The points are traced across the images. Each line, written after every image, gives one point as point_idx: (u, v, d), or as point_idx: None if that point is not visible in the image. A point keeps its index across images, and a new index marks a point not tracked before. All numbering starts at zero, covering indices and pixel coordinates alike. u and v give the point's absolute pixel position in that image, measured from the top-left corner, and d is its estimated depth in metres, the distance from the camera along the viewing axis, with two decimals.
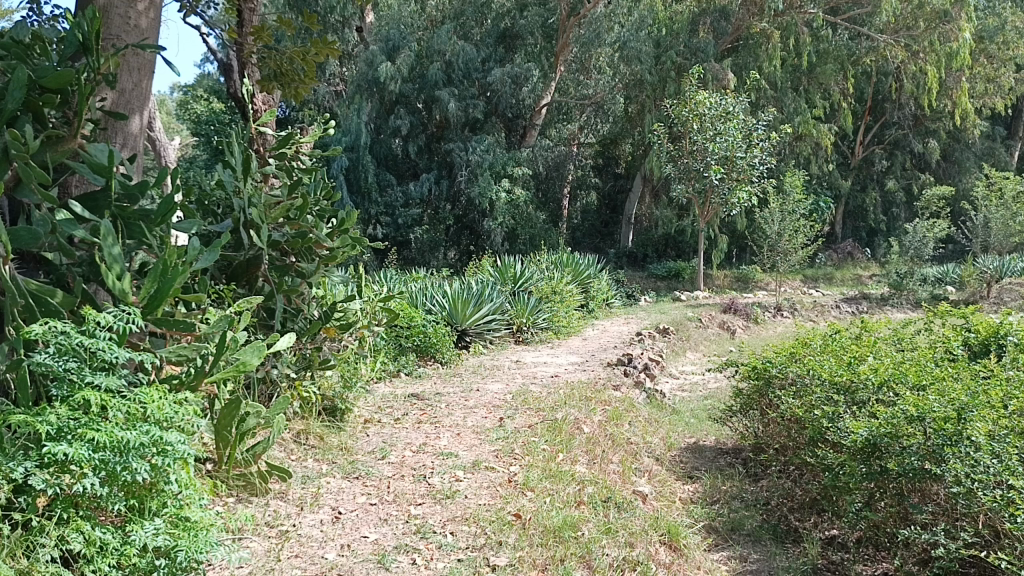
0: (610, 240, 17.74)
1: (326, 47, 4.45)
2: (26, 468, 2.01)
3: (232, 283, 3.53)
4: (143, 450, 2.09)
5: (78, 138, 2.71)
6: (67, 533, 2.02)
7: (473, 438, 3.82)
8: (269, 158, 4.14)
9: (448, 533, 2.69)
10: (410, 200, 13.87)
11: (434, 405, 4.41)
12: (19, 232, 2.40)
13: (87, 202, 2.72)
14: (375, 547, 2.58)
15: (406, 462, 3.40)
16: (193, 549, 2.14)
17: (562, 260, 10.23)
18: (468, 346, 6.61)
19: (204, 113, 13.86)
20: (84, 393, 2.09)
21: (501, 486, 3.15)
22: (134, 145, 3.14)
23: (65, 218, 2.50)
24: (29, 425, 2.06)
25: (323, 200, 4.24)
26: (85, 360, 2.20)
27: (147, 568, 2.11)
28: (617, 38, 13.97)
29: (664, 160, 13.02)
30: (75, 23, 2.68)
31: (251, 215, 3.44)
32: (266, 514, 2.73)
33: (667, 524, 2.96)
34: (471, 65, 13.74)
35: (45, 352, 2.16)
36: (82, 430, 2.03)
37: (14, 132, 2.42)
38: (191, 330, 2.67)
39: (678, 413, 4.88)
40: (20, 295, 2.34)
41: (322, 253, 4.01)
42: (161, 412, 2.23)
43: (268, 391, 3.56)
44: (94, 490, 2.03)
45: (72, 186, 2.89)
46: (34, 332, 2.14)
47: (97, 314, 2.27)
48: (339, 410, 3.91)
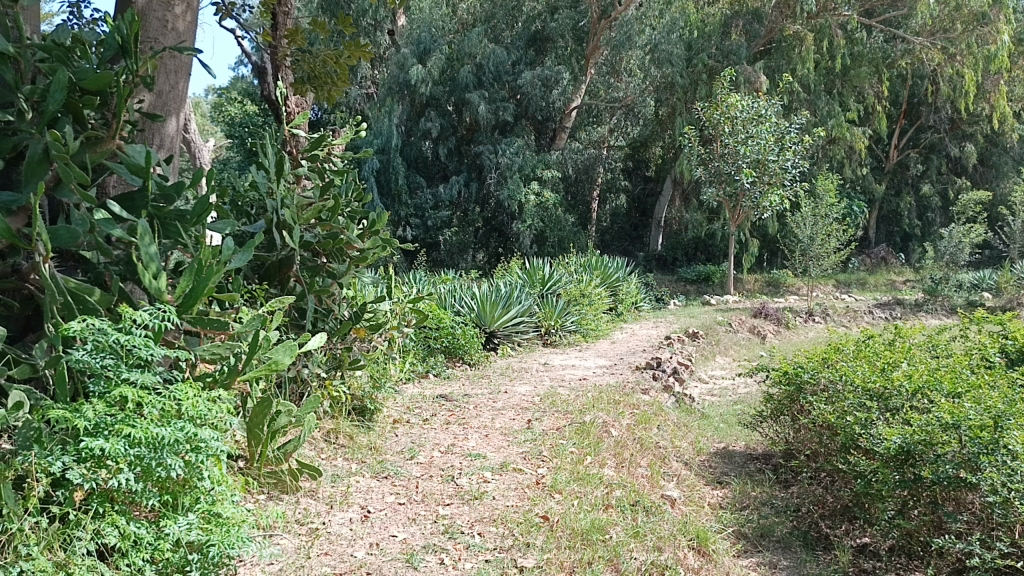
0: (639, 243, 17.68)
1: (360, 50, 4.46)
2: (64, 462, 2.05)
3: (264, 283, 3.58)
4: (177, 446, 2.12)
5: (116, 140, 2.75)
6: (102, 527, 2.05)
7: (501, 439, 3.83)
8: (302, 159, 4.18)
9: (476, 533, 2.70)
10: (440, 202, 13.93)
11: (462, 407, 4.43)
12: (59, 231, 2.44)
13: (125, 202, 2.77)
14: (404, 546, 2.59)
15: (435, 462, 3.42)
16: (225, 544, 2.17)
17: (592, 263, 10.20)
18: (496, 348, 6.63)
19: (238, 115, 14.06)
20: (120, 390, 2.12)
21: (529, 487, 3.15)
22: (170, 146, 3.20)
23: (104, 218, 2.55)
24: (68, 420, 2.10)
25: (354, 202, 4.27)
26: (121, 357, 2.24)
27: (180, 563, 2.14)
28: (649, 40, 13.95)
29: (695, 163, 12.95)
30: (114, 27, 2.73)
31: (284, 215, 3.49)
32: (296, 511, 2.76)
33: (696, 528, 2.94)
34: (502, 68, 13.78)
35: (83, 349, 2.20)
36: (119, 426, 2.07)
37: (54, 133, 2.47)
38: (225, 329, 2.71)
39: (707, 417, 4.85)
40: (59, 293, 2.38)
41: (353, 254, 4.05)
42: (195, 409, 2.25)
43: (299, 390, 3.60)
44: (129, 485, 2.06)
45: (110, 186, 2.94)
46: (73, 329, 2.18)
47: (134, 312, 2.31)
48: (368, 410, 3.93)
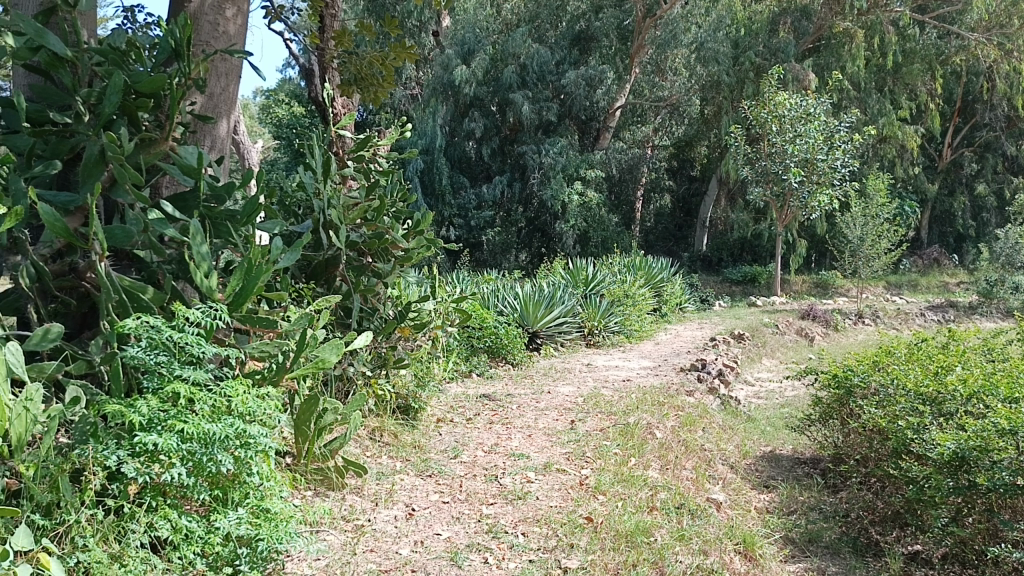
0: (684, 244, 17.53)
1: (405, 51, 4.47)
2: (119, 456, 2.10)
3: (311, 282, 3.61)
4: (227, 442, 2.16)
5: (169, 141, 2.80)
6: (155, 520, 2.10)
7: (544, 440, 3.82)
8: (348, 160, 4.23)
9: (519, 533, 2.70)
10: (483, 202, 13.97)
11: (506, 406, 4.43)
12: (114, 230, 2.50)
13: (178, 202, 2.83)
14: (448, 544, 2.60)
15: (478, 462, 3.43)
16: (273, 539, 2.20)
17: (636, 263, 10.13)
18: (539, 349, 6.63)
19: (285, 116, 14.27)
20: (173, 386, 2.17)
21: (573, 488, 3.14)
22: (221, 147, 3.26)
23: (157, 217, 2.61)
24: (122, 415, 2.16)
25: (399, 202, 4.30)
26: (174, 355, 2.29)
27: (229, 556, 2.18)
28: (694, 39, 13.83)
29: (741, 163, 12.80)
30: (168, 31, 2.79)
31: (330, 215, 3.53)
32: (342, 508, 2.79)
33: (743, 532, 2.90)
34: (546, 68, 13.77)
35: (138, 346, 2.26)
36: (172, 421, 2.11)
37: (110, 135, 2.53)
38: (274, 327, 2.75)
39: (754, 420, 4.79)
40: (114, 291, 2.44)
41: (398, 253, 4.08)
42: (244, 406, 2.29)
43: (345, 388, 3.64)
44: (181, 479, 2.11)
45: (163, 187, 3.01)
46: (128, 326, 2.24)
47: (187, 310, 2.36)
48: (413, 408, 3.96)
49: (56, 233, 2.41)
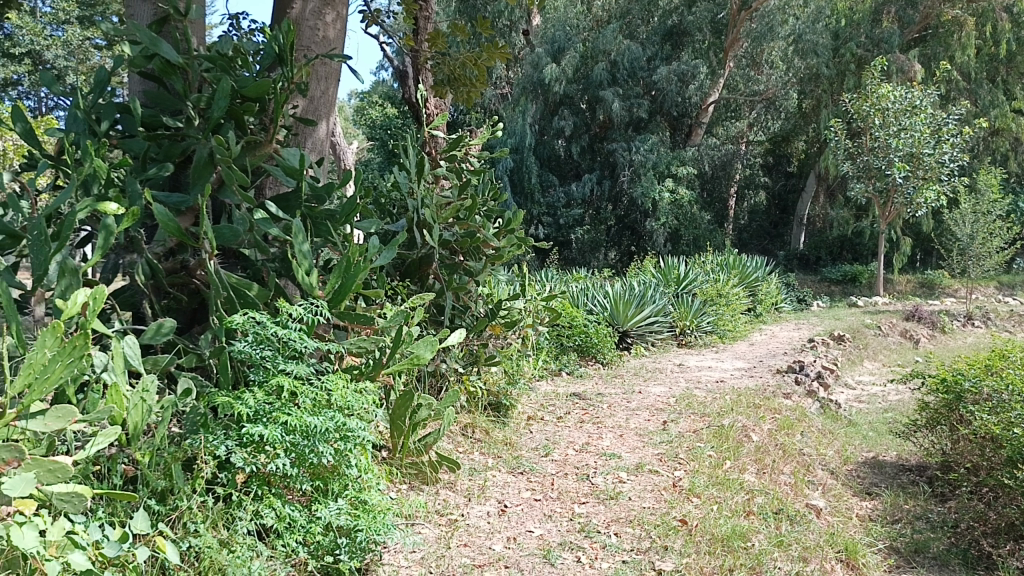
0: (778, 242, 17.07)
1: (498, 51, 4.50)
2: (228, 446, 2.19)
3: (404, 280, 3.71)
4: (327, 434, 2.23)
5: (273, 143, 2.90)
6: (260, 508, 2.17)
7: (636, 440, 3.79)
8: (441, 160, 4.28)
9: (612, 534, 2.69)
10: (572, 200, 13.94)
11: (596, 406, 4.42)
12: (222, 230, 2.60)
13: (281, 202, 2.92)
14: (541, 542, 2.62)
15: (569, 460, 3.43)
16: (371, 530, 2.26)
17: (729, 262, 9.91)
18: (630, 348, 6.57)
19: (379, 118, 14.59)
20: (277, 380, 2.25)
21: (666, 490, 3.11)
22: (321, 149, 3.35)
23: (262, 217, 2.71)
24: (230, 407, 2.25)
25: (491, 201, 4.33)
26: (278, 349, 2.37)
27: (329, 545, 2.25)
28: (792, 31, 13.46)
29: (840, 158, 12.37)
30: (272, 37, 2.88)
31: (423, 214, 3.59)
32: (436, 502, 2.84)
33: (845, 540, 2.81)
34: (637, 64, 13.63)
35: (245, 341, 2.35)
36: (276, 413, 2.19)
37: (218, 138, 2.64)
38: (371, 324, 2.81)
39: (854, 425, 4.63)
40: (222, 287, 2.54)
41: (489, 252, 4.11)
42: (343, 400, 2.35)
43: (438, 384, 3.70)
44: (285, 470, 2.18)
45: (267, 187, 3.12)
46: (235, 322, 2.33)
47: (290, 307, 2.44)
48: (503, 406, 4.00)
49: (170, 232, 2.53)
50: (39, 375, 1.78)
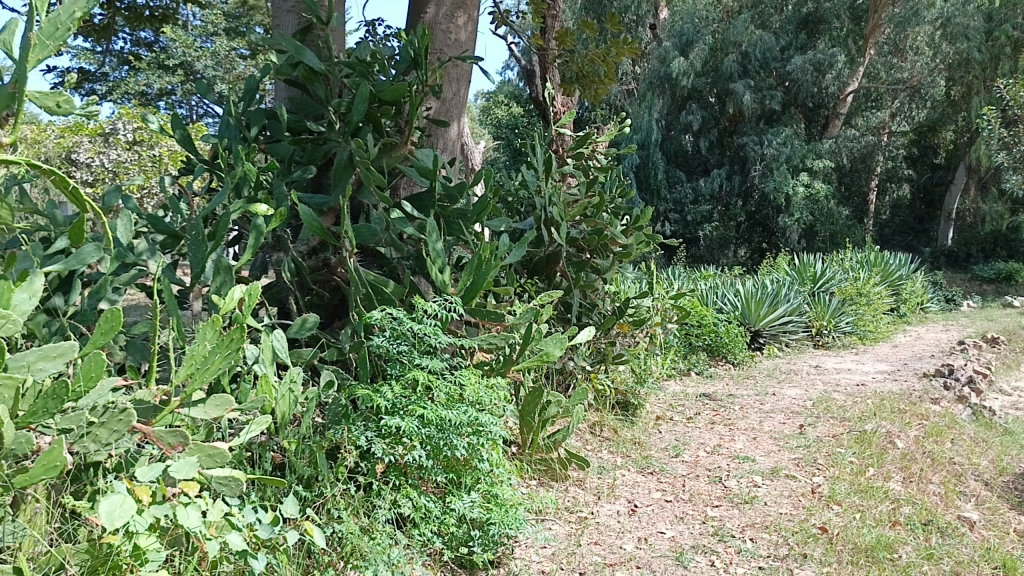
0: (922, 238, 16.13)
1: (627, 47, 4.46)
2: (368, 436, 2.27)
3: (532, 277, 3.74)
4: (461, 428, 2.29)
5: (408, 144, 3.01)
6: (398, 498, 2.24)
7: (771, 444, 3.68)
8: (568, 158, 4.29)
9: (747, 539, 2.62)
10: (700, 196, 13.67)
11: (727, 407, 4.32)
12: (361, 229, 2.70)
13: (415, 202, 3.01)
14: (673, 543, 2.59)
15: (701, 462, 3.37)
16: (504, 524, 2.31)
17: (869, 260, 9.45)
18: (762, 349, 6.38)
19: (505, 117, 14.76)
20: (414, 374, 2.32)
21: (803, 496, 3.00)
22: (452, 149, 3.43)
23: (398, 217, 2.79)
24: (370, 400, 2.33)
25: (619, 198, 4.30)
26: (414, 344, 2.44)
27: (463, 537, 2.32)
28: (939, 13, 12.69)
29: (993, 148, 11.56)
30: (408, 41, 2.96)
31: (552, 212, 3.61)
32: (566, 499, 2.86)
33: (1003, 557, 2.62)
34: (769, 55, 13.19)
35: (383, 336, 2.43)
36: (413, 406, 2.26)
37: (358, 141, 2.74)
38: (502, 321, 2.85)
39: (1013, 434, 4.32)
40: (361, 284, 2.64)
41: (617, 249, 4.08)
42: (476, 395, 2.41)
43: (566, 381, 3.71)
44: (421, 461, 2.25)
45: (401, 188, 3.22)
46: (374, 318, 2.41)
47: (425, 303, 2.51)
48: (632, 405, 3.97)
49: (313, 232, 2.64)
50: (200, 366, 1.90)
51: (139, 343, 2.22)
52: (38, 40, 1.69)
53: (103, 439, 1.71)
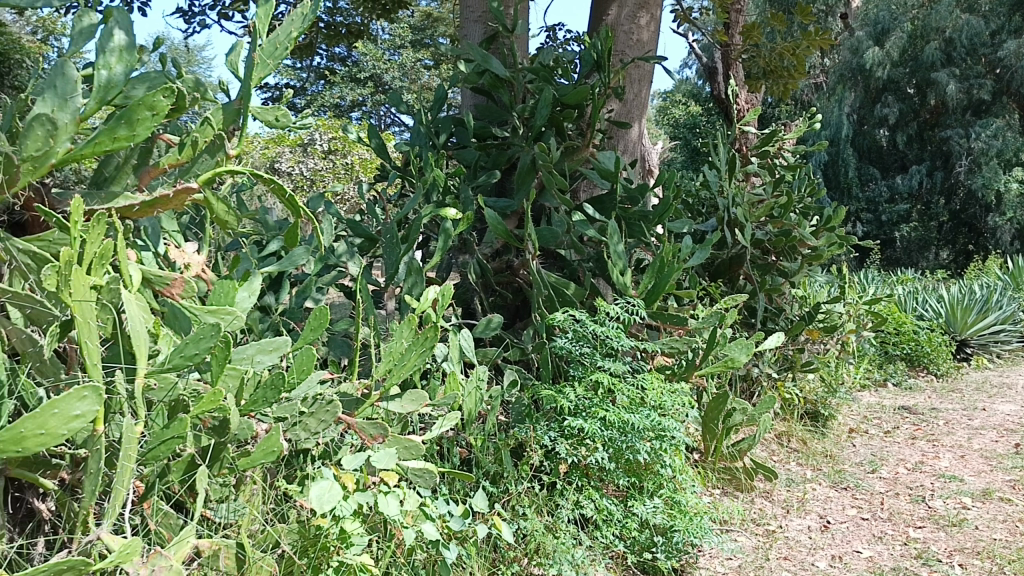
0: None
1: (818, 39, 4.34)
2: (552, 436, 2.29)
3: (714, 280, 3.62)
4: (644, 432, 2.27)
5: (590, 146, 2.99)
6: (581, 499, 2.24)
7: (982, 463, 3.38)
8: (753, 157, 4.14)
9: (956, 565, 2.42)
10: (896, 194, 12.84)
11: (930, 422, 4.01)
12: (543, 232, 2.72)
13: (596, 204, 3.00)
14: (870, 564, 2.44)
15: (901, 480, 3.15)
16: (688, 532, 2.25)
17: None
18: (970, 359, 5.89)
19: (683, 117, 14.49)
20: (596, 376, 2.31)
21: (1022, 523, 2.73)
22: (633, 151, 3.40)
23: (580, 219, 2.79)
24: (553, 400, 2.36)
25: (808, 198, 4.10)
26: (596, 346, 2.43)
27: (645, 542, 2.28)
28: None
29: None
30: (591, 44, 2.96)
31: (736, 214, 3.49)
32: (753, 511, 2.76)
33: None
34: (977, 39, 12.13)
35: (565, 337, 2.44)
36: (595, 408, 2.26)
37: (542, 145, 2.77)
38: (684, 324, 2.77)
39: None
40: (543, 286, 2.66)
41: (806, 252, 3.89)
42: (659, 399, 2.37)
43: (751, 388, 3.59)
44: (603, 464, 2.25)
45: (582, 190, 3.23)
46: (556, 319, 2.43)
47: (607, 305, 2.50)
48: (822, 416, 3.77)
49: (497, 234, 2.70)
50: (398, 362, 1.98)
51: (340, 340, 2.37)
52: (260, 60, 1.83)
53: (312, 427, 1.85)
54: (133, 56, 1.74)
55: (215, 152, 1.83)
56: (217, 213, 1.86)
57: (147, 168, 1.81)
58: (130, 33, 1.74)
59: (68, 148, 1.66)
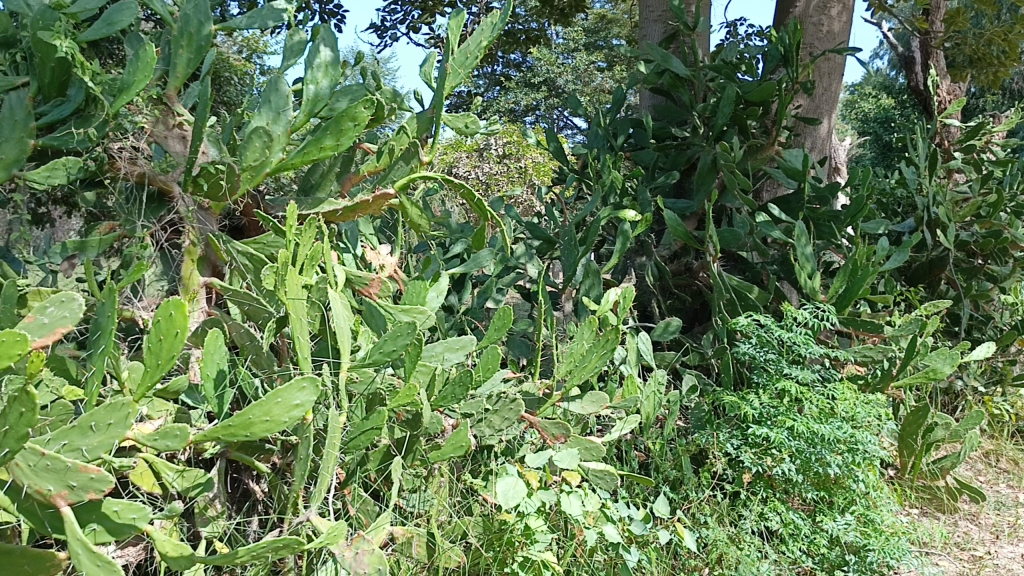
0: None
1: None
2: (735, 444, 2.22)
3: (912, 284, 3.36)
4: (835, 445, 2.15)
5: (775, 146, 2.90)
6: (765, 510, 2.15)
7: None
8: (957, 151, 3.83)
9: None
10: None
11: None
12: (725, 234, 2.63)
13: (782, 205, 2.87)
14: None
15: None
16: (884, 553, 2.10)
17: None
18: None
19: (872, 111, 13.65)
20: (783, 383, 2.21)
21: None
22: (821, 148, 3.24)
23: (764, 220, 2.67)
24: (736, 407, 2.28)
25: None
26: (782, 353, 2.32)
27: (837, 560, 2.15)
28: None
29: None
30: (778, 38, 2.83)
31: (937, 213, 3.24)
32: (956, 534, 2.56)
33: None
34: None
35: (749, 343, 2.35)
36: (782, 417, 2.17)
37: (724, 144, 2.69)
38: (878, 331, 2.60)
39: None
40: (725, 289, 2.57)
41: (1019, 254, 3.55)
42: (851, 410, 2.24)
43: (953, 402, 3.33)
44: (790, 475, 2.14)
45: (766, 190, 3.11)
46: (740, 324, 2.35)
47: (795, 310, 2.39)
48: None
49: (677, 236, 2.64)
50: (579, 363, 1.97)
51: (521, 340, 2.42)
52: (453, 70, 1.90)
53: (496, 425, 1.87)
54: (337, 70, 1.86)
55: (411, 160, 1.94)
56: (412, 217, 1.96)
57: (349, 175, 1.94)
58: (335, 48, 1.86)
59: (280, 157, 1.79)
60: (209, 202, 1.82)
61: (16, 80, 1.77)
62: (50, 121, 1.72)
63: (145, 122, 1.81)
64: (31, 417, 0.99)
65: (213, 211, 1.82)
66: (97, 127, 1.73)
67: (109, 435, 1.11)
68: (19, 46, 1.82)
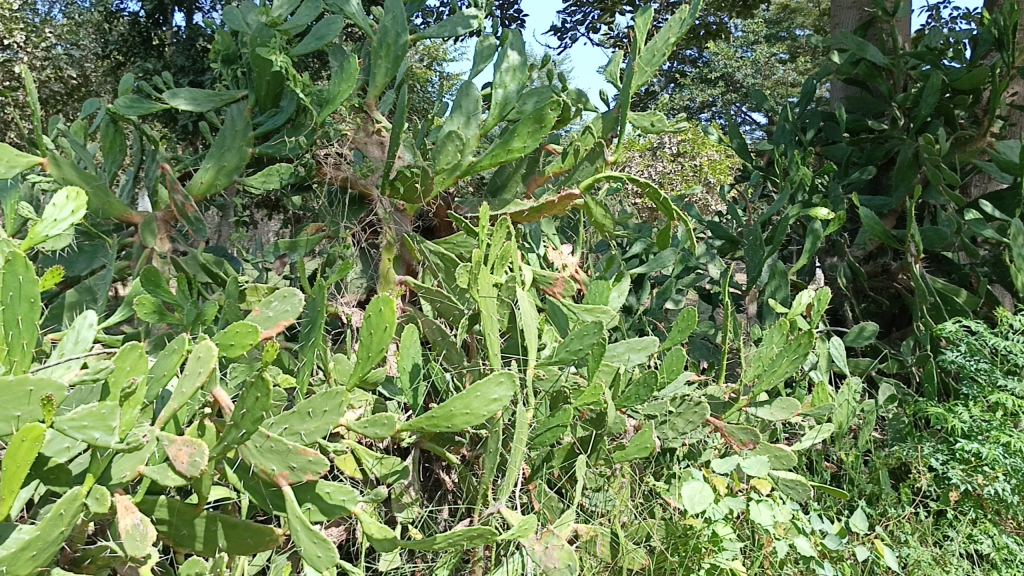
0: None
1: None
2: (940, 458, 2.06)
3: None
4: None
5: (987, 137, 2.63)
6: (975, 532, 1.97)
7: None
8: None
9: None
10: None
11: None
12: (928, 232, 2.43)
13: (994, 201, 2.63)
14: None
15: None
16: None
17: None
18: None
19: None
20: (997, 395, 2.02)
21: None
22: None
23: (975, 218, 2.45)
24: (942, 420, 2.12)
25: None
26: (995, 362, 2.13)
27: None
28: None
29: None
30: (993, 20, 2.59)
31: None
32: None
33: None
34: None
35: (956, 351, 2.17)
36: (995, 432, 1.99)
37: (927, 136, 2.50)
38: None
39: None
40: (929, 292, 2.39)
41: None
42: None
43: None
44: (1004, 496, 1.95)
45: (975, 185, 2.86)
46: (946, 330, 2.19)
47: (1011, 316, 2.18)
48: None
49: (874, 235, 2.48)
50: (768, 367, 1.91)
51: (703, 343, 2.37)
52: (639, 68, 1.89)
53: (680, 427, 1.85)
54: (524, 73, 1.90)
55: (595, 159, 1.90)
56: (596, 217, 1.89)
57: (534, 176, 1.98)
58: (523, 52, 1.90)
59: (471, 159, 1.86)
60: (404, 204, 1.91)
61: (237, 94, 1.95)
62: (266, 131, 1.88)
63: (348, 130, 1.95)
64: (266, 401, 1.06)
65: (409, 212, 1.91)
66: (307, 135, 1.87)
67: (325, 421, 1.19)
68: (241, 63, 1.99)
